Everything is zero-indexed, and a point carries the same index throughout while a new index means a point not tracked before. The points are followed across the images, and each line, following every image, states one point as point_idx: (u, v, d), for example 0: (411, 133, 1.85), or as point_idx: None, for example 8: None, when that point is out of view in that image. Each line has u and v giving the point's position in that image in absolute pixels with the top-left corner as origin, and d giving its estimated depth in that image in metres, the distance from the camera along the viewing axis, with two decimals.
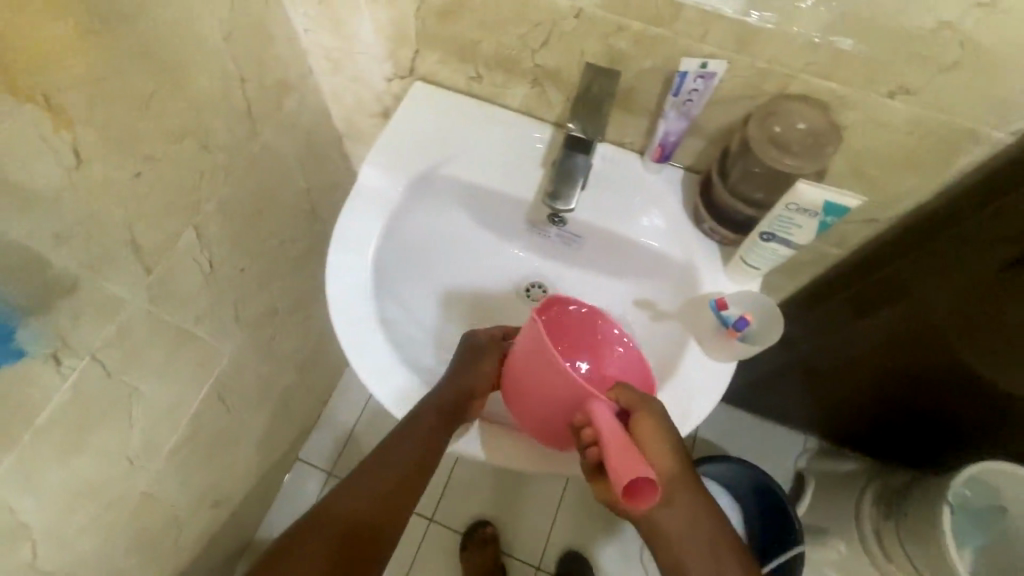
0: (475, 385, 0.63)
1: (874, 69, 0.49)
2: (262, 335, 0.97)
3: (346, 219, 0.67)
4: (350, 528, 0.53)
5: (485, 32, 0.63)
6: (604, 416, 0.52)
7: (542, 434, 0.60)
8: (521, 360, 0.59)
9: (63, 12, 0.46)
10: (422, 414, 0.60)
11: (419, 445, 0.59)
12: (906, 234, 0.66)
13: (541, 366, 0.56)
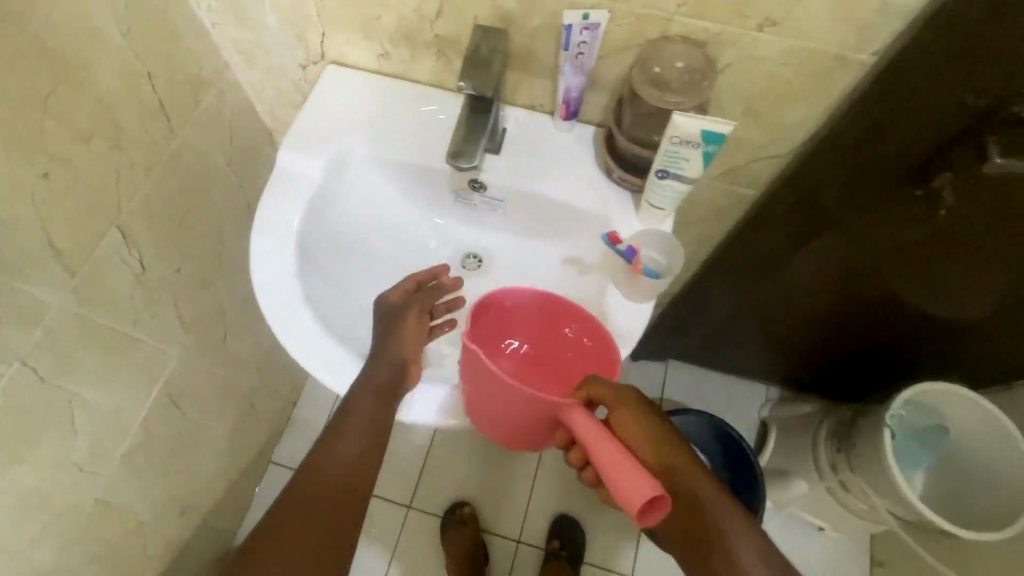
0: (403, 354, 0.63)
1: (739, 5, 0.52)
2: (212, 337, 0.96)
3: (266, 202, 0.68)
4: (316, 509, 0.51)
5: (384, 7, 0.65)
6: (584, 422, 0.50)
7: (515, 442, 0.58)
8: (471, 376, 0.54)
9: None
10: (359, 393, 0.59)
11: (372, 416, 0.58)
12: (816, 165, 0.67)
13: (499, 385, 0.51)
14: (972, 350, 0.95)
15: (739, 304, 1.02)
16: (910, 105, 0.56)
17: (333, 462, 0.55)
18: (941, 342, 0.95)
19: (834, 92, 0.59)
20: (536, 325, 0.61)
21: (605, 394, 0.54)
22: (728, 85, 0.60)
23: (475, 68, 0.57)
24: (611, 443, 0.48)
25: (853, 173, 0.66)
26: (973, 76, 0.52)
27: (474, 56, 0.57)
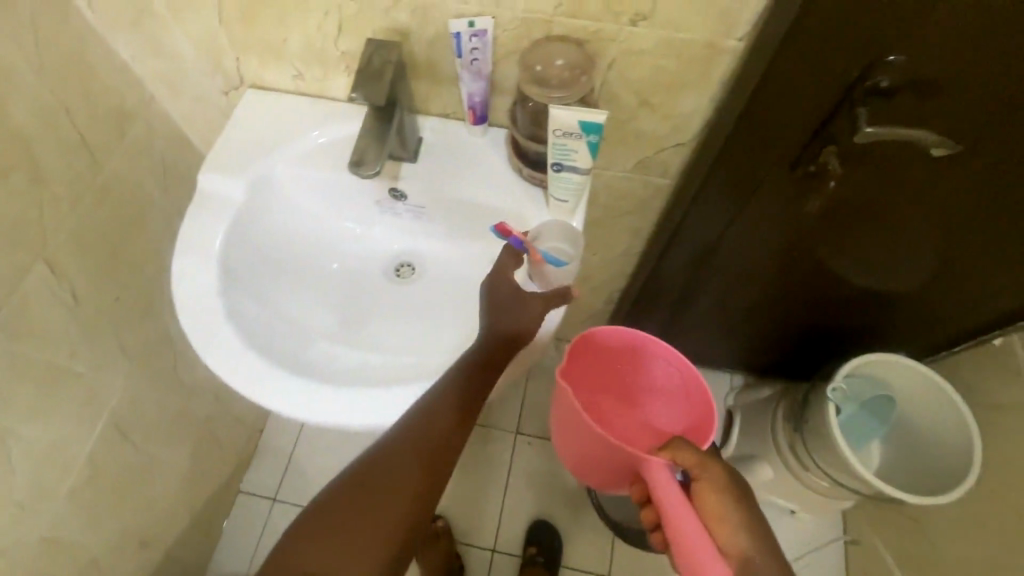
0: (518, 331, 0.61)
1: (608, 2, 0.55)
2: (161, 365, 0.97)
3: (189, 226, 0.69)
4: (411, 462, 0.56)
5: (288, 28, 0.67)
6: (663, 479, 0.52)
7: (591, 471, 0.62)
8: (563, 413, 0.60)
9: None
10: (465, 365, 0.60)
11: (470, 389, 0.59)
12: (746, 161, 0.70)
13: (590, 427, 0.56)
14: (899, 318, 1.00)
15: (682, 293, 1.04)
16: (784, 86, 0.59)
17: (430, 425, 0.57)
18: (873, 311, 1.00)
19: (716, 78, 0.62)
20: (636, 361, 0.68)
21: (691, 461, 0.52)
22: (619, 79, 0.63)
23: (367, 77, 0.58)
24: (687, 511, 0.49)
25: (753, 156, 0.69)
26: (837, 54, 0.55)
27: (367, 67, 0.59)
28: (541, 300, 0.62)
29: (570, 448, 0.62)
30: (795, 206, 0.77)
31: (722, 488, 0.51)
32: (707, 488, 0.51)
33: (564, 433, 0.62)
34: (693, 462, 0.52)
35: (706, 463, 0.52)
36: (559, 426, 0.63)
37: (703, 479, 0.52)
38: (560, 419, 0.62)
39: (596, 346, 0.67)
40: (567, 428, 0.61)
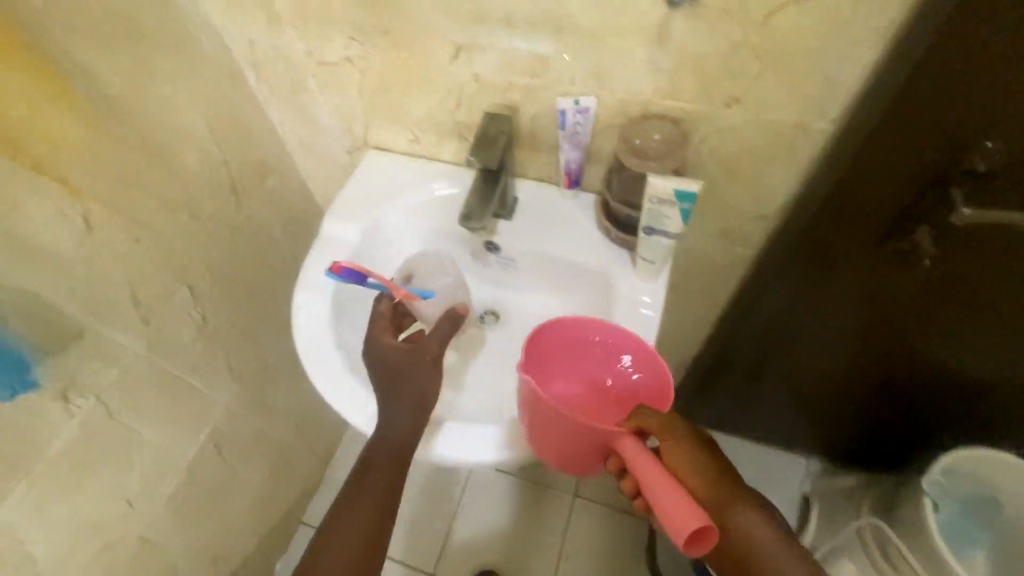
0: (427, 375, 0.64)
1: (705, 87, 0.61)
2: (256, 389, 1.05)
3: (311, 262, 0.79)
4: (354, 549, 0.56)
5: (414, 102, 0.78)
6: (632, 447, 0.52)
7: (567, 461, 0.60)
8: (527, 403, 0.58)
9: (82, 117, 0.62)
10: (379, 439, 0.61)
11: (385, 475, 0.59)
12: (836, 230, 0.72)
13: (556, 415, 0.55)
14: (994, 417, 0.92)
15: (762, 362, 1.02)
16: (873, 163, 0.62)
17: (355, 520, 0.57)
18: (945, 401, 0.93)
19: (805, 156, 0.65)
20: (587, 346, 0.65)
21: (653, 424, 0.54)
22: (709, 153, 0.68)
23: (483, 145, 0.67)
24: (659, 474, 0.49)
25: (845, 225, 0.70)
26: (932, 135, 0.57)
27: (483, 136, 0.68)
28: (437, 334, 0.68)
29: (538, 438, 0.60)
30: (886, 280, 0.76)
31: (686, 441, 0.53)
32: (673, 446, 0.53)
33: (530, 425, 0.60)
34: (655, 426, 0.54)
35: (669, 423, 0.54)
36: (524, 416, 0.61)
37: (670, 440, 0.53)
38: (524, 409, 0.60)
39: (550, 334, 0.64)
40: (532, 420, 0.59)
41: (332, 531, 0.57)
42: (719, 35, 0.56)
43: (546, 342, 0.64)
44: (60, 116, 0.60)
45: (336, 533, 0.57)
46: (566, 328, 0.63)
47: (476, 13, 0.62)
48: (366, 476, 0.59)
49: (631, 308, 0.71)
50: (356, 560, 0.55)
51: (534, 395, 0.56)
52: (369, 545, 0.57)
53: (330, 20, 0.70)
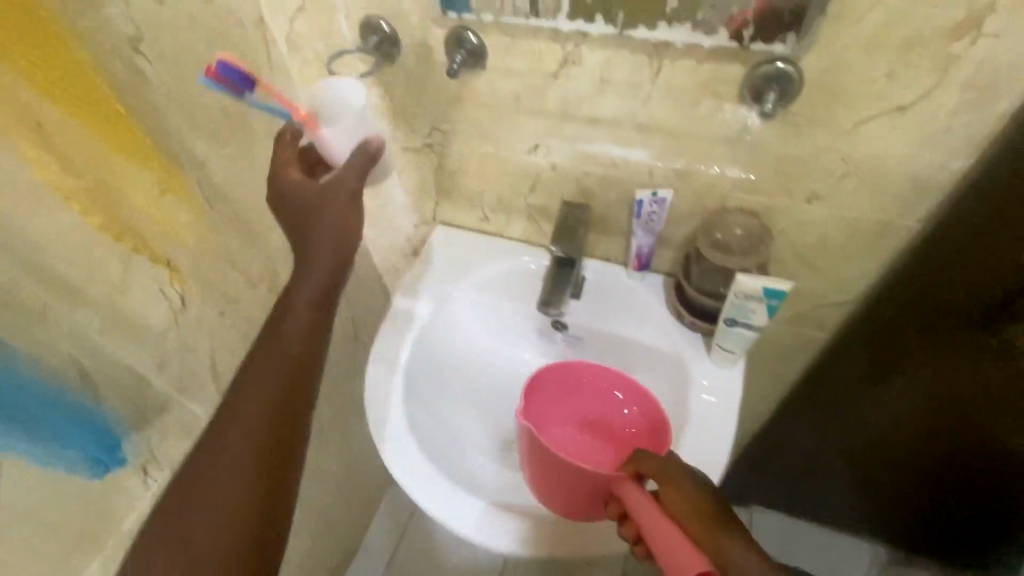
0: (341, 211, 0.57)
1: (788, 184, 0.62)
2: (308, 454, 1.05)
3: (381, 338, 0.79)
4: (227, 498, 0.52)
5: (488, 185, 0.81)
6: (632, 493, 0.59)
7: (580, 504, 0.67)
8: (533, 449, 0.68)
9: (190, 201, 0.63)
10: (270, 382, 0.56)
11: (265, 406, 0.55)
12: (938, 300, 0.71)
13: (557, 458, 0.64)
14: None
15: (830, 441, 0.98)
16: (992, 232, 0.63)
17: (206, 470, 0.53)
18: (1003, 474, 0.86)
19: (886, 249, 0.65)
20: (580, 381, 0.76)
21: (649, 468, 0.60)
22: (785, 243, 0.68)
23: (567, 235, 0.69)
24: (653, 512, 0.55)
25: (951, 296, 0.70)
26: None
27: (563, 226, 0.70)
28: (344, 171, 0.57)
29: (544, 483, 0.69)
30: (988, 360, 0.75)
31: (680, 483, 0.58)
32: (671, 488, 0.57)
33: (538, 468, 0.69)
34: (653, 468, 0.59)
35: (666, 467, 0.59)
36: (531, 463, 0.70)
37: (667, 485, 0.58)
38: (531, 455, 0.69)
39: (547, 383, 0.76)
40: (541, 463, 0.67)
41: (187, 477, 0.54)
42: (806, 140, 0.57)
43: (545, 390, 0.76)
44: (171, 206, 0.61)
45: (197, 506, 0.52)
46: (562, 376, 0.76)
47: (562, 111, 0.65)
48: (202, 460, 0.54)
49: (700, 395, 0.70)
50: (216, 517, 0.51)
51: (533, 436, 0.66)
52: (179, 541, 0.51)
53: (416, 113, 0.74)
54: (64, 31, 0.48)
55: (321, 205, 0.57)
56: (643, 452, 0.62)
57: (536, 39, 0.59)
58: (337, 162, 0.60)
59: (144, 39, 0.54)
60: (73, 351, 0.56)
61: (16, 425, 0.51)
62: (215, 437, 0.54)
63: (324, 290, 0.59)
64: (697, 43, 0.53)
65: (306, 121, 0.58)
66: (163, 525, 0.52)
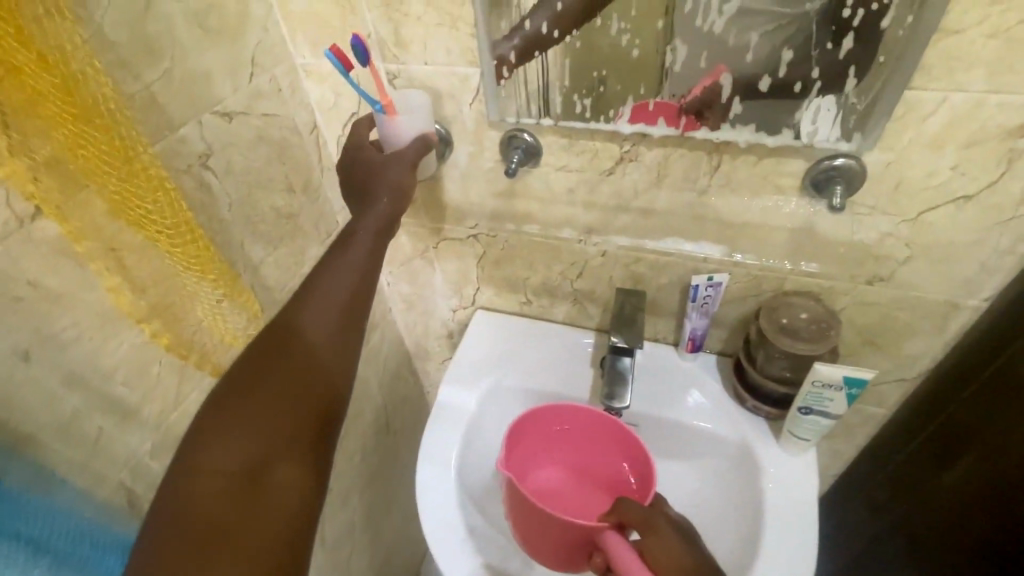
0: (398, 177, 0.59)
1: (848, 267, 0.62)
2: (340, 557, 0.98)
3: (430, 434, 0.76)
4: (268, 436, 0.48)
5: (532, 271, 0.80)
6: (614, 541, 0.57)
7: (562, 556, 0.64)
8: (514, 496, 0.65)
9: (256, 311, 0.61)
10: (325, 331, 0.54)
11: (320, 349, 0.54)
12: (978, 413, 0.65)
13: (537, 509, 0.62)
14: None
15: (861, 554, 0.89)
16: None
17: (246, 410, 0.49)
18: None
19: (951, 328, 0.64)
20: (571, 426, 0.73)
21: (633, 518, 0.59)
22: (846, 323, 0.68)
23: (624, 324, 0.70)
24: (637, 566, 0.54)
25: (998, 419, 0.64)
26: None
27: (619, 313, 0.72)
28: (399, 162, 0.59)
29: (527, 533, 0.66)
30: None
31: (666, 537, 0.57)
32: (654, 541, 0.57)
33: (521, 521, 0.65)
34: (638, 519, 0.58)
35: (649, 517, 0.58)
36: (511, 509, 0.67)
37: (651, 538, 0.57)
38: (511, 502, 0.66)
39: (530, 426, 0.72)
40: (527, 514, 0.64)
41: (208, 426, 0.47)
42: (867, 226, 0.58)
43: (526, 435, 0.73)
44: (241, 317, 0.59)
45: (226, 437, 0.47)
46: (547, 420, 0.73)
47: (615, 204, 0.66)
48: (236, 395, 0.49)
49: (768, 483, 0.67)
50: (247, 468, 0.46)
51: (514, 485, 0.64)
52: (206, 472, 0.45)
53: (464, 205, 0.75)
54: (160, 168, 0.46)
55: (378, 189, 0.59)
56: (626, 500, 0.60)
57: (591, 139, 0.60)
58: (398, 145, 0.60)
59: (213, 154, 0.56)
60: (124, 479, 0.53)
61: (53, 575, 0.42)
62: (256, 374, 0.51)
63: (367, 266, 0.58)
64: (759, 142, 0.54)
65: (387, 105, 0.57)
66: (182, 455, 0.45)
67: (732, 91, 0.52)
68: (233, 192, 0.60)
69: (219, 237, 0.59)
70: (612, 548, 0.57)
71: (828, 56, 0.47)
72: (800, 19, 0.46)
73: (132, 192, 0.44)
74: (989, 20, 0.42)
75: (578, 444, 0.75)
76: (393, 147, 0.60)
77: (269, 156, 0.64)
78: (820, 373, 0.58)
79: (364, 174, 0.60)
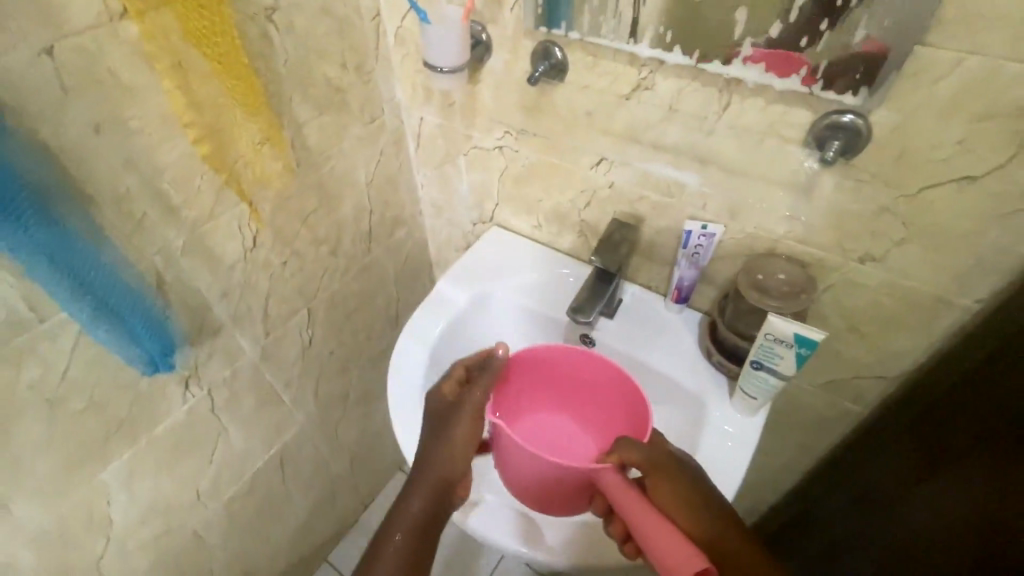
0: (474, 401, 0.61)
1: (843, 239, 0.61)
2: (330, 417, 1.10)
3: (419, 313, 0.84)
4: None
5: (546, 194, 0.84)
6: (614, 481, 0.53)
7: (552, 505, 0.60)
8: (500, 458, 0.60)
9: (282, 154, 0.73)
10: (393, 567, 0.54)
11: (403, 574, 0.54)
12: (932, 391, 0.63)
13: (534, 461, 0.55)
14: None
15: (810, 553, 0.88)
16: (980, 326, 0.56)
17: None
18: None
19: (938, 329, 0.62)
20: (566, 363, 0.70)
21: (638, 461, 0.54)
22: (832, 302, 0.67)
23: (608, 249, 0.74)
24: (651, 515, 0.49)
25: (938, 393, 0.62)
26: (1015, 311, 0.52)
27: (609, 240, 0.74)
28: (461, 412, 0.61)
29: (518, 483, 0.60)
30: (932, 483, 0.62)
31: (673, 476, 0.54)
32: (659, 480, 0.54)
33: (512, 468, 0.59)
34: (639, 460, 0.54)
35: (651, 457, 0.54)
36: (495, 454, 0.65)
37: (653, 476, 0.54)
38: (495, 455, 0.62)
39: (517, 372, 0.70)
40: (518, 466, 0.58)
41: None
42: (867, 196, 0.56)
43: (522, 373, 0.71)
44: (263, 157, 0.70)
45: None
46: (543, 364, 0.70)
47: (628, 132, 0.68)
48: None
49: (715, 437, 0.69)
50: None
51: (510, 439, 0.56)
52: None
53: (495, 115, 0.79)
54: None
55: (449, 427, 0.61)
56: (625, 440, 0.56)
57: (614, 60, 0.63)
58: (428, 58, 0.68)
59: (279, 10, 0.65)
60: (156, 261, 0.64)
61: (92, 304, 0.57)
62: None
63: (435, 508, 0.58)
64: (767, 83, 0.54)
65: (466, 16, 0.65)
66: None
67: (746, 28, 0.52)
68: (291, 49, 0.68)
69: (272, 86, 0.68)
70: (615, 489, 0.53)
71: (836, 7, 0.46)
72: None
73: (198, 3, 0.53)
74: None
75: (570, 382, 0.73)
76: (428, 61, 0.69)
77: (330, 28, 0.72)
78: (771, 323, 0.58)
79: (439, 420, 0.62)
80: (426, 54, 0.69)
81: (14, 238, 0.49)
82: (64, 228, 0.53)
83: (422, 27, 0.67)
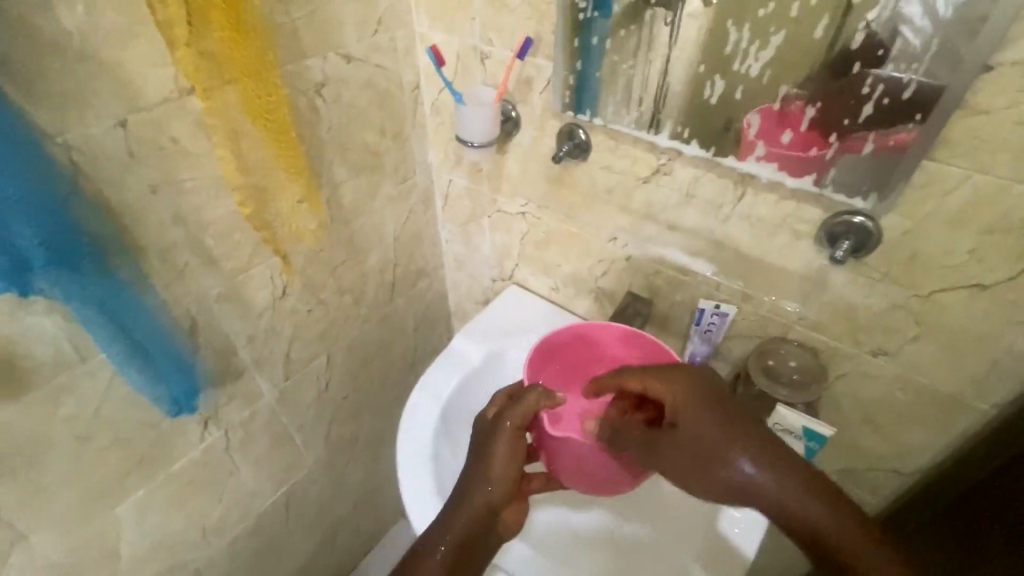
0: (518, 418, 0.58)
1: (855, 331, 0.61)
2: (339, 459, 1.11)
3: (433, 369, 0.86)
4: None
5: (565, 260, 0.87)
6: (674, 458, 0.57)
7: (621, 489, 0.63)
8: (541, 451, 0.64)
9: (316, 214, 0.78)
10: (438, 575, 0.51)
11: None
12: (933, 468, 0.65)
13: (593, 451, 0.60)
14: None
15: None
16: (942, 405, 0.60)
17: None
18: None
19: (955, 428, 0.61)
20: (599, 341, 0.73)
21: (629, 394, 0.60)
22: (844, 392, 0.66)
23: (620, 321, 0.77)
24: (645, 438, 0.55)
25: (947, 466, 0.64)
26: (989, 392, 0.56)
27: (621, 313, 0.78)
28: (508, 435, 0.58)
29: (590, 486, 0.63)
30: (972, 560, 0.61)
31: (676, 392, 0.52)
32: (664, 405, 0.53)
33: (583, 471, 0.62)
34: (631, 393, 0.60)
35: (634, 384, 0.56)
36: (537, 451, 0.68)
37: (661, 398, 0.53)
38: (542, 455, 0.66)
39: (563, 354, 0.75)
40: (584, 466, 0.62)
41: None
42: (879, 293, 0.57)
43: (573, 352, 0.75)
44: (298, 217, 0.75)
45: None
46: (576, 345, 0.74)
47: (645, 211, 0.71)
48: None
49: (727, 523, 0.66)
50: None
51: (570, 443, 0.60)
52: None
53: (520, 184, 0.83)
54: (274, 74, 0.60)
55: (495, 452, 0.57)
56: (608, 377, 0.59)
57: (635, 146, 0.66)
58: (460, 135, 0.73)
59: (327, 85, 0.70)
60: (192, 308, 0.68)
61: (132, 349, 0.60)
62: None
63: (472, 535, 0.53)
64: (780, 181, 0.57)
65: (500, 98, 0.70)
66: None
67: (759, 130, 0.55)
68: (335, 119, 0.74)
69: (314, 151, 0.73)
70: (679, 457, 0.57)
71: (845, 124, 0.49)
72: (825, 73, 0.48)
73: (256, 82, 0.58)
74: (1019, 105, 0.42)
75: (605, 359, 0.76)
76: (461, 135, 0.73)
77: (373, 100, 0.78)
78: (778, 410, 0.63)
79: (480, 440, 0.59)
80: (458, 129, 0.74)
81: (74, 289, 0.53)
82: (111, 275, 0.57)
83: (456, 107, 0.72)
